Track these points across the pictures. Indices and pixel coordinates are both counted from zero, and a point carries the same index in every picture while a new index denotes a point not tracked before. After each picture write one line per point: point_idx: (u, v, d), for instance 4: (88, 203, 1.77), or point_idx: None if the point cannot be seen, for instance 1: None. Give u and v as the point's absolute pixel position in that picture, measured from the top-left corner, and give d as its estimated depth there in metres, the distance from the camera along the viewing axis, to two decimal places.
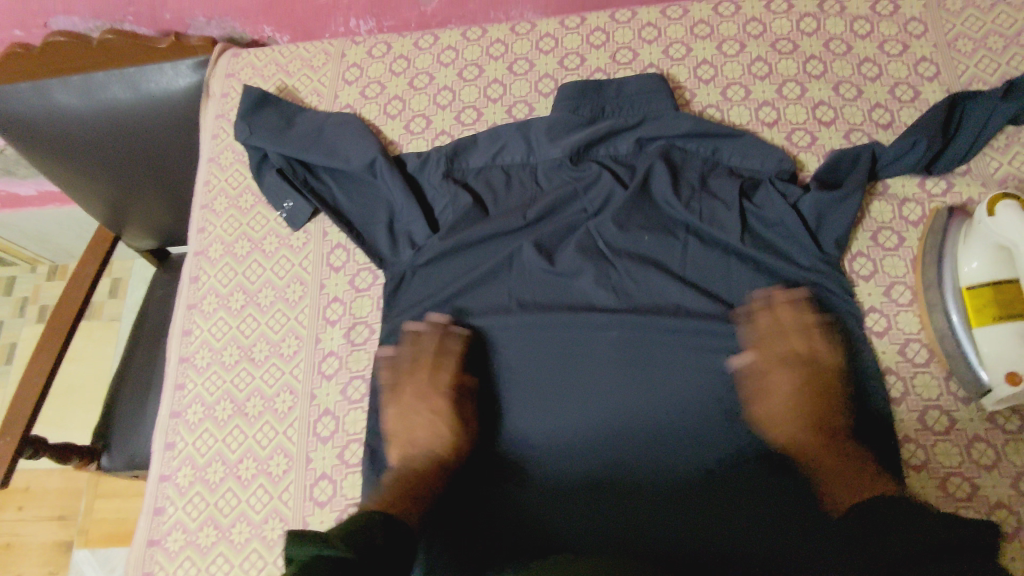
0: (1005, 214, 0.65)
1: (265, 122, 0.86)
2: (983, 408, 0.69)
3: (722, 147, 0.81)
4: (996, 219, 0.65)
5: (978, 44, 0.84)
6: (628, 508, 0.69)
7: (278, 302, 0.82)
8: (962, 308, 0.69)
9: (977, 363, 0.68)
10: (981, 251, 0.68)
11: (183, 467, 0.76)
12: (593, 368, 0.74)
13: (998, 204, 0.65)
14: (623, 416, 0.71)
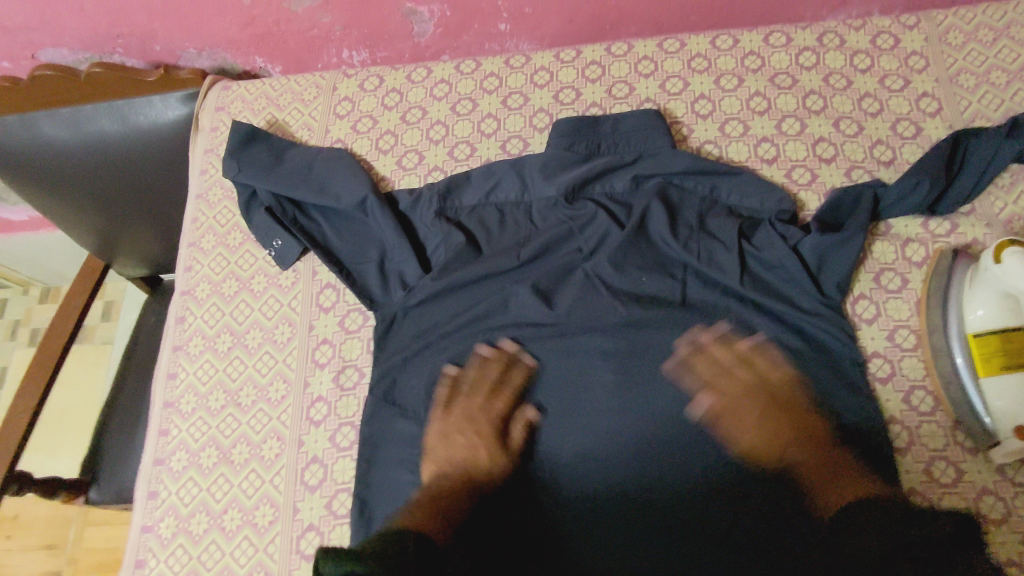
0: (1011, 262, 0.63)
1: (253, 159, 0.85)
2: (992, 460, 0.66)
3: (721, 186, 0.79)
4: (1002, 267, 0.64)
5: (980, 79, 0.83)
6: (616, 513, 0.66)
7: (266, 344, 0.80)
8: (969, 356, 0.67)
9: (985, 413, 0.66)
10: (987, 298, 0.66)
11: (166, 517, 0.74)
12: (589, 397, 0.71)
13: (1004, 251, 0.64)
14: (625, 444, 0.68)
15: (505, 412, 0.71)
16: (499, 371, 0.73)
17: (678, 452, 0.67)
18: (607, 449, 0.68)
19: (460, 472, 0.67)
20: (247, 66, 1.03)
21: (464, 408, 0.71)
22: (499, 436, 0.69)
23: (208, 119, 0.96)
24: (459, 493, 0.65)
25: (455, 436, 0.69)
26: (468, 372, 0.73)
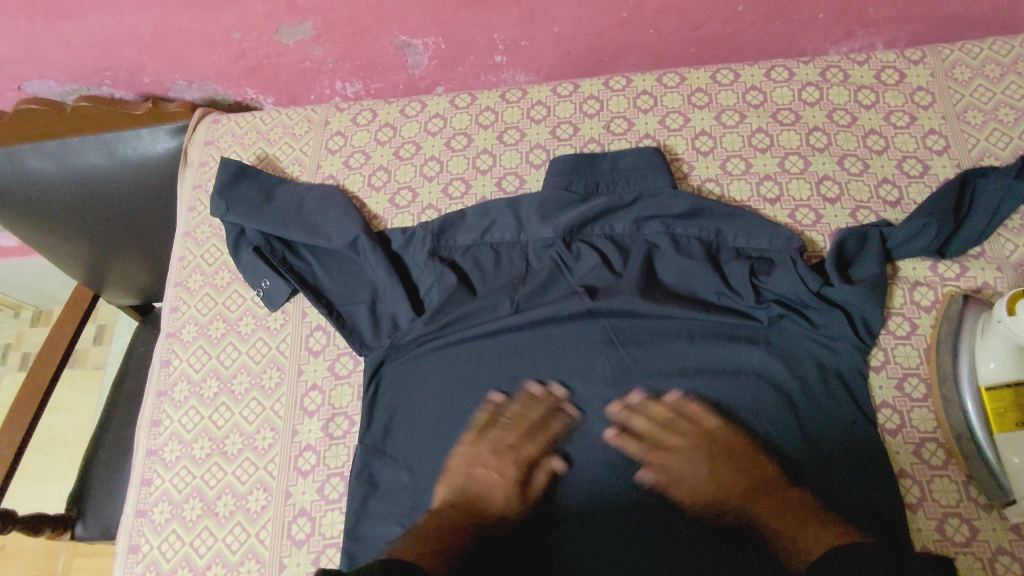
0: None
1: (241, 197, 0.82)
2: (1006, 517, 0.64)
3: (725, 229, 0.77)
4: (1016, 319, 0.61)
5: (988, 116, 0.81)
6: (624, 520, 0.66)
7: (253, 390, 0.77)
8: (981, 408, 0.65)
9: (999, 469, 0.63)
10: (1000, 350, 0.64)
11: (147, 573, 0.71)
12: (589, 417, 0.71)
13: (1018, 303, 0.61)
14: (620, 459, 0.69)
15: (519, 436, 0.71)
16: (529, 410, 0.71)
17: (665, 466, 0.68)
18: (601, 462, 0.69)
19: (467, 505, 0.67)
20: (238, 97, 1.01)
21: (494, 443, 0.70)
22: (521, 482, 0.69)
23: (198, 153, 0.94)
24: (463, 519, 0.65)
25: (477, 468, 0.69)
26: (510, 407, 0.72)
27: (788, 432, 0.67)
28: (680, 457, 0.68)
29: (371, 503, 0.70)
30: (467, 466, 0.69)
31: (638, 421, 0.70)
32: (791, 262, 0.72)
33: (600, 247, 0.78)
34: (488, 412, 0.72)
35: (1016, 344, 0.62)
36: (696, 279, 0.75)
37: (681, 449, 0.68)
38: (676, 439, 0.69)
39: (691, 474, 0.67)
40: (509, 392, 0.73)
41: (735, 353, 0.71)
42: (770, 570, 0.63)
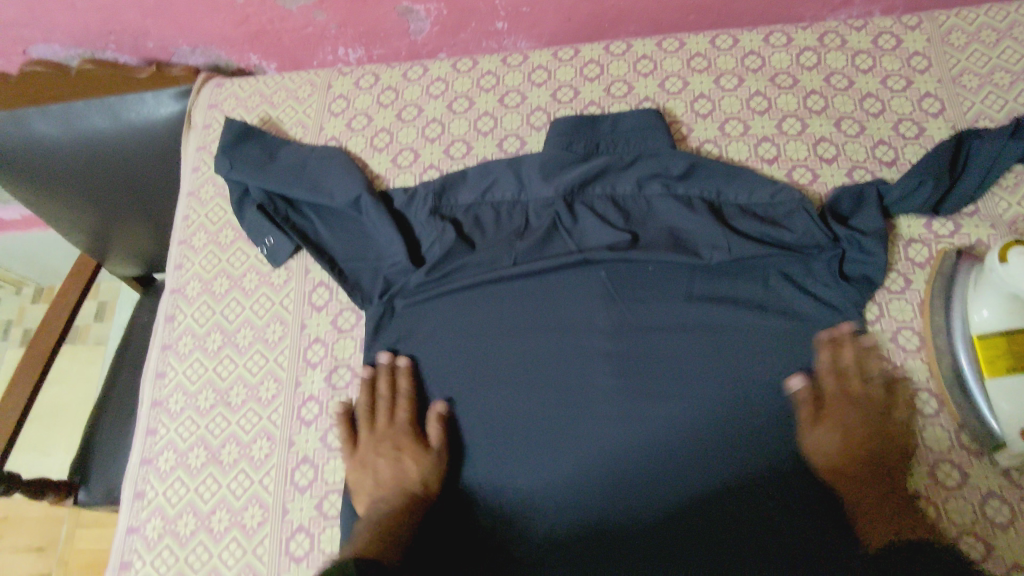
0: (1015, 262, 0.61)
1: (245, 156, 0.83)
2: (997, 463, 0.65)
3: (725, 190, 0.78)
4: (1006, 268, 0.62)
5: (983, 80, 0.82)
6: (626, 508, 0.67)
7: (257, 343, 0.79)
8: (974, 358, 0.66)
9: (991, 417, 0.64)
10: (991, 300, 0.65)
11: (152, 518, 0.72)
12: (577, 440, 0.70)
13: (1008, 252, 0.62)
14: (590, 495, 0.68)
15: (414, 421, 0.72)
16: (387, 386, 0.73)
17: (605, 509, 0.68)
18: (563, 502, 0.68)
19: (397, 492, 0.67)
20: (242, 63, 1.02)
21: (373, 431, 0.72)
22: (417, 442, 0.70)
23: (201, 116, 0.95)
24: (402, 516, 0.65)
25: (375, 459, 0.69)
26: (358, 400, 0.73)
27: (791, 459, 0.67)
28: (634, 502, 0.67)
29: None
30: (363, 466, 0.70)
31: (604, 462, 0.69)
32: (802, 210, 0.74)
33: (601, 207, 0.79)
34: (367, 397, 0.73)
35: (1006, 292, 0.63)
36: (695, 236, 0.76)
37: (644, 493, 0.68)
38: (638, 484, 0.68)
39: (644, 518, 0.67)
40: (502, 375, 0.74)
41: (727, 310, 0.73)
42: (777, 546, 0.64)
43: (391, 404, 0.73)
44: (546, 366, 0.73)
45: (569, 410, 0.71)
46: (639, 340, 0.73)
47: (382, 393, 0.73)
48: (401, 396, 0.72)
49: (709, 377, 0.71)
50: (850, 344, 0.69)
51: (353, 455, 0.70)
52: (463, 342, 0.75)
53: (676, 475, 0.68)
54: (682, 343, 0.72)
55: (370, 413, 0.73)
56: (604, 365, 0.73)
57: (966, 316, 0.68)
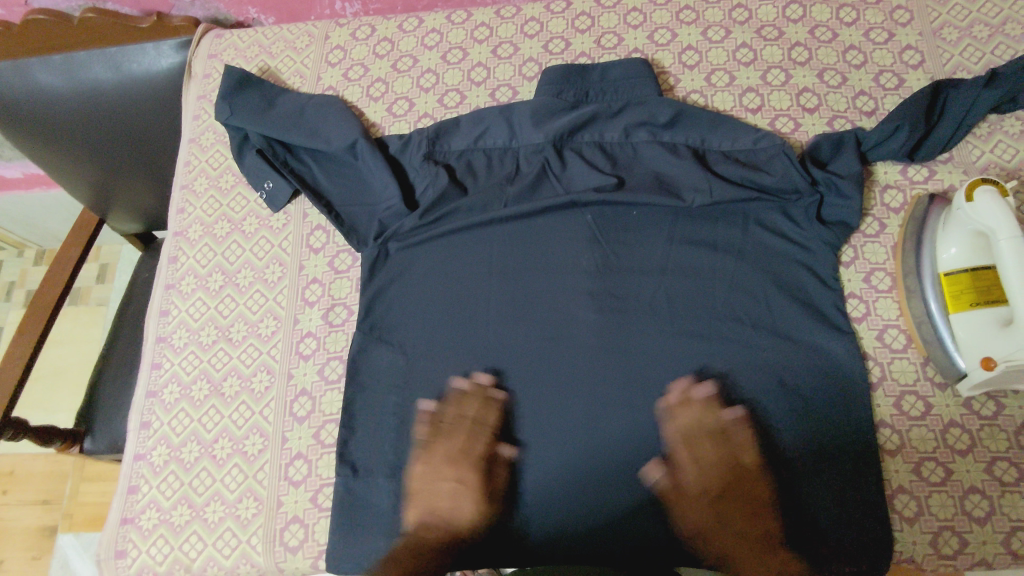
0: (982, 199, 0.65)
1: (245, 103, 0.85)
2: (958, 394, 0.69)
3: (709, 137, 0.80)
4: (974, 204, 0.66)
5: (963, 32, 0.84)
6: (626, 497, 0.69)
7: (257, 283, 0.82)
8: (940, 294, 0.69)
9: (954, 349, 0.68)
10: (958, 237, 0.68)
11: (158, 446, 0.76)
12: (562, 384, 0.73)
13: (976, 190, 0.66)
14: (569, 479, 0.70)
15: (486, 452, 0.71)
16: (481, 412, 0.71)
17: (613, 483, 0.69)
18: (564, 491, 0.69)
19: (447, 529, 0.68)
20: (240, 16, 1.04)
21: (452, 450, 0.72)
22: (480, 485, 0.70)
23: (201, 65, 0.97)
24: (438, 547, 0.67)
25: (439, 483, 0.70)
26: (446, 409, 0.72)
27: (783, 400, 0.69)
28: (629, 469, 0.69)
29: (364, 392, 0.75)
30: (427, 481, 0.70)
31: (603, 428, 0.70)
32: (782, 155, 0.77)
33: (590, 153, 0.82)
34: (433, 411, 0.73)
35: (972, 230, 0.67)
36: (680, 182, 0.79)
37: (637, 461, 0.70)
38: (625, 467, 0.69)
39: (629, 500, 0.68)
40: (489, 320, 0.76)
41: (710, 254, 0.76)
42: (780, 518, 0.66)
43: (463, 428, 0.72)
44: (523, 314, 0.76)
45: (551, 383, 0.73)
46: (624, 289, 0.76)
47: (468, 412, 0.71)
48: (497, 428, 0.71)
49: (700, 331, 0.73)
50: (690, 404, 0.70)
51: (423, 464, 0.71)
52: (442, 288, 0.78)
53: (635, 470, 0.69)
54: (667, 294, 0.75)
55: (449, 431, 0.72)
56: (588, 309, 0.75)
57: (934, 256, 0.71)
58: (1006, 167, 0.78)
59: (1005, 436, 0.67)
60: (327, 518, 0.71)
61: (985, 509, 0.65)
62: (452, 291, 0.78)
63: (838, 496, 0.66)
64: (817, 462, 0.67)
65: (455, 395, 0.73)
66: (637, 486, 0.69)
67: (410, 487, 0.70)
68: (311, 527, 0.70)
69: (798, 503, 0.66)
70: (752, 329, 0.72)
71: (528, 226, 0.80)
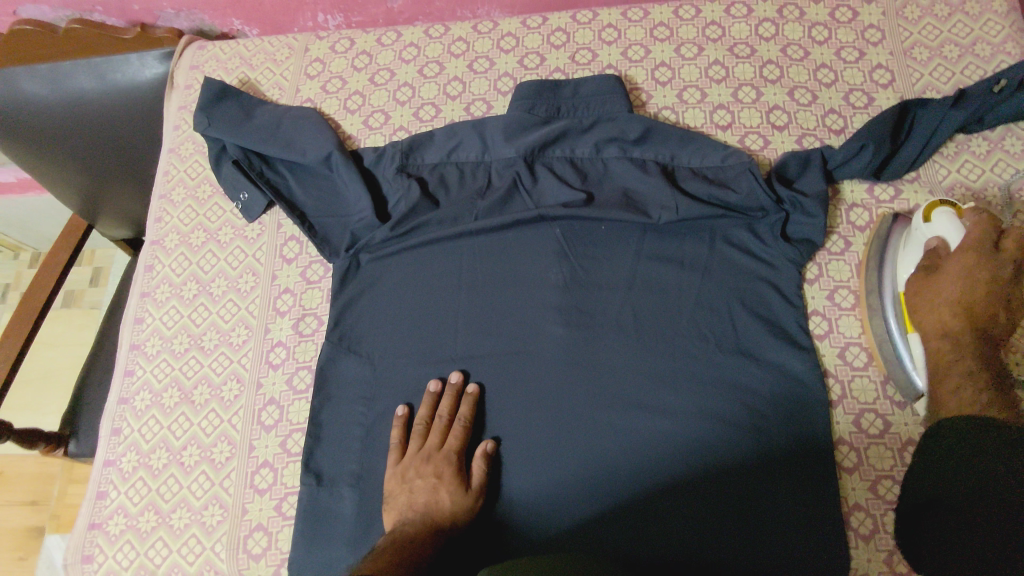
0: (940, 219, 0.68)
1: (222, 115, 0.87)
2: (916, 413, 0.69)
3: (678, 154, 0.81)
4: (933, 223, 0.69)
5: (933, 52, 0.85)
6: (607, 501, 0.68)
7: (230, 292, 0.83)
8: (899, 314, 0.71)
9: (913, 369, 0.69)
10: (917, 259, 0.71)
11: (127, 452, 0.77)
12: (526, 395, 0.73)
13: (934, 210, 0.69)
14: (549, 486, 0.69)
15: (461, 449, 0.70)
16: (450, 408, 0.72)
17: (571, 490, 0.69)
18: (544, 497, 0.69)
19: (427, 521, 0.65)
20: (225, 28, 1.06)
21: (422, 448, 0.71)
22: (458, 474, 0.68)
23: (183, 77, 0.99)
24: (424, 537, 0.63)
25: (414, 479, 0.68)
26: (418, 412, 0.73)
27: (745, 413, 0.70)
28: (590, 481, 0.69)
29: (332, 399, 0.76)
30: (402, 481, 0.68)
31: (565, 442, 0.71)
32: (748, 173, 0.78)
33: (560, 168, 0.83)
34: (428, 412, 0.72)
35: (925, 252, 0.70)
36: (650, 196, 0.80)
37: (599, 470, 0.69)
38: (599, 475, 0.69)
39: (604, 503, 0.68)
40: (458, 332, 0.77)
41: (676, 269, 0.77)
42: (741, 523, 0.66)
43: (428, 428, 0.72)
44: (495, 323, 0.77)
45: (519, 396, 0.73)
46: (590, 301, 0.77)
47: (442, 413, 0.72)
48: (460, 420, 0.71)
49: (665, 343, 0.74)
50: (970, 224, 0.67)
51: (396, 465, 0.70)
52: (415, 296, 0.79)
53: (612, 478, 0.69)
54: (631, 307, 0.76)
55: (422, 433, 0.71)
56: (555, 320, 0.76)
57: (893, 277, 0.73)
58: (972, 187, 0.78)
59: None
60: (290, 526, 0.71)
61: None
62: (426, 299, 0.79)
63: (793, 505, 0.66)
64: (775, 474, 0.67)
65: (430, 397, 0.73)
66: (599, 497, 0.68)
67: (391, 488, 0.69)
68: (275, 535, 0.71)
69: (744, 516, 0.66)
70: (714, 346, 0.73)
71: (502, 237, 0.81)
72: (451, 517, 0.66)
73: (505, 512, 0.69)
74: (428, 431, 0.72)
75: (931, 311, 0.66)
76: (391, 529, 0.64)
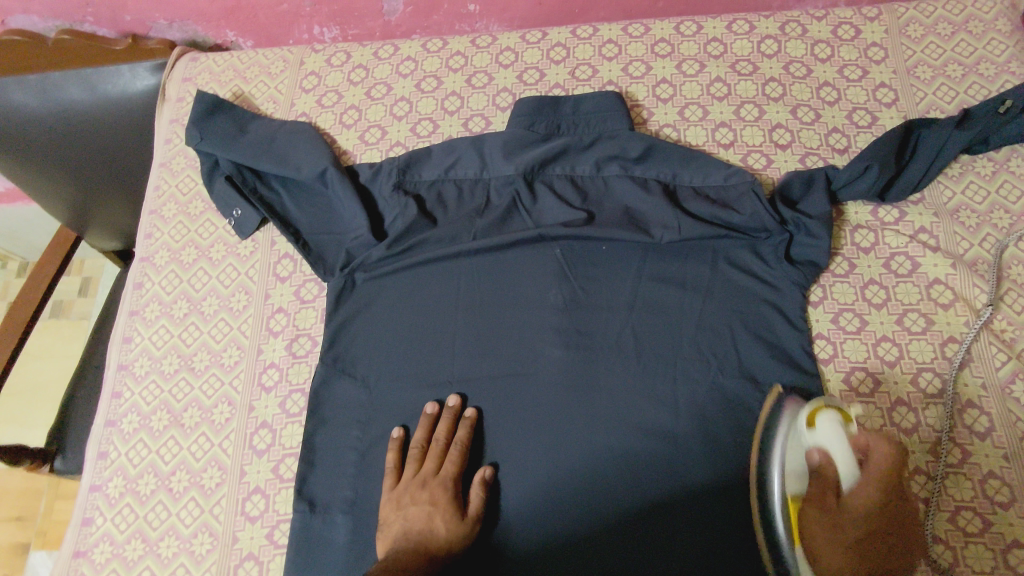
0: (819, 427, 0.60)
1: (215, 129, 0.85)
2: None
3: (680, 172, 0.80)
4: (813, 430, 0.60)
5: (937, 71, 0.84)
6: (607, 529, 0.67)
7: (221, 311, 0.81)
8: (787, 523, 0.60)
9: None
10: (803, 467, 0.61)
11: (114, 477, 0.75)
12: (524, 418, 0.71)
13: (817, 415, 0.61)
14: (548, 514, 0.67)
15: (458, 475, 0.68)
16: (446, 432, 0.70)
17: (569, 516, 0.67)
18: (543, 524, 0.67)
19: (420, 549, 0.63)
20: (218, 40, 1.04)
21: (418, 473, 0.69)
22: (454, 501, 0.66)
23: (175, 89, 0.97)
24: (420, 567, 0.61)
25: (408, 506, 0.66)
26: (414, 436, 0.71)
27: (749, 441, 0.68)
28: (588, 509, 0.67)
29: (327, 423, 0.74)
30: (397, 508, 0.66)
31: (563, 468, 0.69)
32: (751, 193, 0.77)
33: (560, 186, 0.82)
34: (424, 435, 0.70)
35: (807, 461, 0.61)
36: (651, 216, 0.78)
37: (598, 497, 0.68)
38: (599, 502, 0.67)
39: (604, 532, 0.67)
40: (455, 354, 0.75)
41: (678, 290, 0.75)
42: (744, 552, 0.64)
43: (423, 452, 0.70)
44: (493, 345, 0.75)
45: (518, 418, 0.71)
46: (588, 322, 0.75)
47: (438, 437, 0.70)
48: (457, 444, 0.69)
49: (666, 367, 0.72)
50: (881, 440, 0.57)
51: (391, 490, 0.68)
52: (410, 317, 0.77)
53: (614, 504, 0.67)
54: (631, 328, 0.74)
55: (418, 458, 0.69)
56: (555, 341, 0.74)
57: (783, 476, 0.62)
58: (977, 209, 0.78)
59: (970, 484, 0.66)
60: (282, 555, 0.69)
61: (949, 560, 0.63)
62: (422, 319, 0.77)
63: None
64: None
65: (426, 421, 0.71)
66: (601, 526, 0.67)
67: (385, 515, 0.67)
68: (266, 564, 0.69)
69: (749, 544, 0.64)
70: (716, 372, 0.71)
71: (501, 256, 0.79)
72: (446, 547, 0.64)
73: (502, 539, 0.67)
74: (423, 456, 0.70)
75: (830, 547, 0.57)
76: (383, 558, 0.62)
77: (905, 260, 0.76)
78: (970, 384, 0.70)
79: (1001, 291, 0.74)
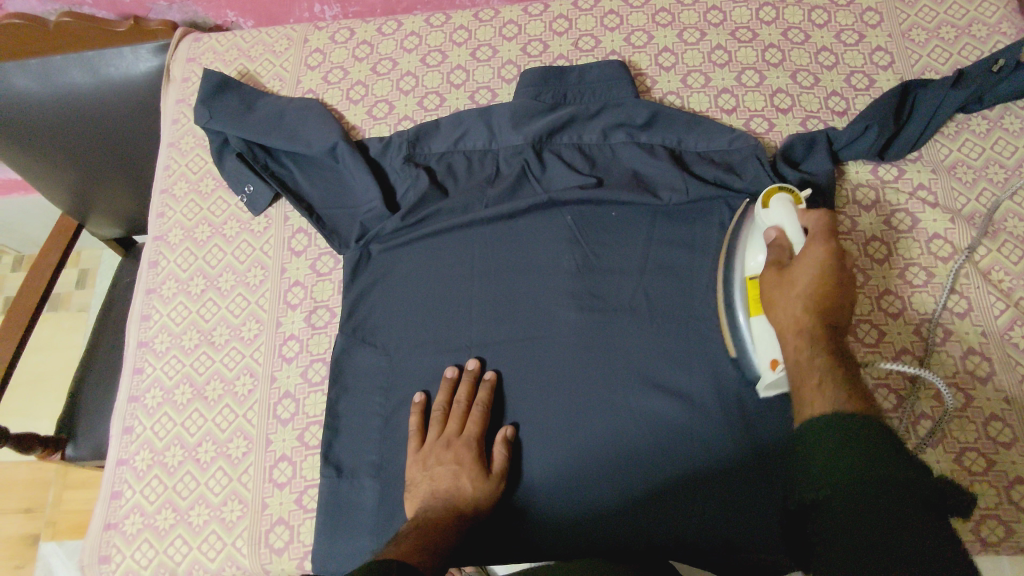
0: (774, 206, 0.66)
1: (224, 107, 0.86)
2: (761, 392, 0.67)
3: (685, 138, 0.82)
4: (769, 210, 0.66)
5: (931, 34, 0.86)
6: (628, 484, 0.68)
7: (239, 286, 0.82)
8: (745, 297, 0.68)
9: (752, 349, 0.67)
10: (762, 245, 0.67)
11: (141, 450, 0.76)
12: (543, 381, 0.73)
13: (772, 197, 0.67)
14: (569, 470, 0.69)
15: (481, 435, 0.70)
16: (467, 394, 0.72)
17: (589, 475, 0.69)
18: (566, 481, 0.69)
19: (447, 507, 0.65)
20: (219, 21, 1.05)
21: (441, 434, 0.70)
22: (479, 460, 0.68)
23: (180, 69, 0.97)
24: (447, 525, 0.63)
25: (435, 466, 0.67)
26: (436, 399, 0.72)
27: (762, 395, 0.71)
28: (610, 465, 0.69)
29: (349, 389, 0.75)
30: (423, 468, 0.68)
31: (585, 427, 0.70)
32: (755, 157, 0.78)
33: (569, 154, 0.83)
34: (446, 398, 0.72)
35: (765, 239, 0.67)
36: (658, 179, 0.80)
37: (617, 452, 0.69)
38: (619, 458, 0.69)
39: (625, 485, 0.68)
40: (471, 319, 0.77)
41: (687, 250, 0.77)
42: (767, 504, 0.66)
43: (445, 414, 0.71)
44: (507, 309, 0.77)
45: (536, 380, 0.73)
46: (601, 283, 0.77)
47: (459, 399, 0.71)
48: (479, 405, 0.71)
49: (680, 324, 0.73)
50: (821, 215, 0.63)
51: (416, 452, 0.69)
52: (424, 284, 0.79)
53: (634, 459, 0.69)
54: (643, 287, 0.76)
55: (441, 420, 0.71)
56: (568, 303, 0.76)
57: (744, 259, 0.69)
58: (973, 165, 0.80)
59: (974, 427, 0.69)
60: (312, 519, 0.71)
61: None
62: (437, 286, 0.78)
63: None
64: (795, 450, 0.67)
65: (447, 385, 0.73)
66: (622, 480, 0.69)
67: (412, 478, 0.68)
68: (296, 528, 0.71)
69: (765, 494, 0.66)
70: None
71: (509, 224, 0.81)
72: (473, 504, 0.66)
73: (527, 496, 0.69)
74: (446, 418, 0.71)
75: (788, 303, 0.59)
76: (412, 518, 0.64)
77: (905, 217, 0.79)
78: (971, 332, 0.72)
79: (999, 243, 0.76)
